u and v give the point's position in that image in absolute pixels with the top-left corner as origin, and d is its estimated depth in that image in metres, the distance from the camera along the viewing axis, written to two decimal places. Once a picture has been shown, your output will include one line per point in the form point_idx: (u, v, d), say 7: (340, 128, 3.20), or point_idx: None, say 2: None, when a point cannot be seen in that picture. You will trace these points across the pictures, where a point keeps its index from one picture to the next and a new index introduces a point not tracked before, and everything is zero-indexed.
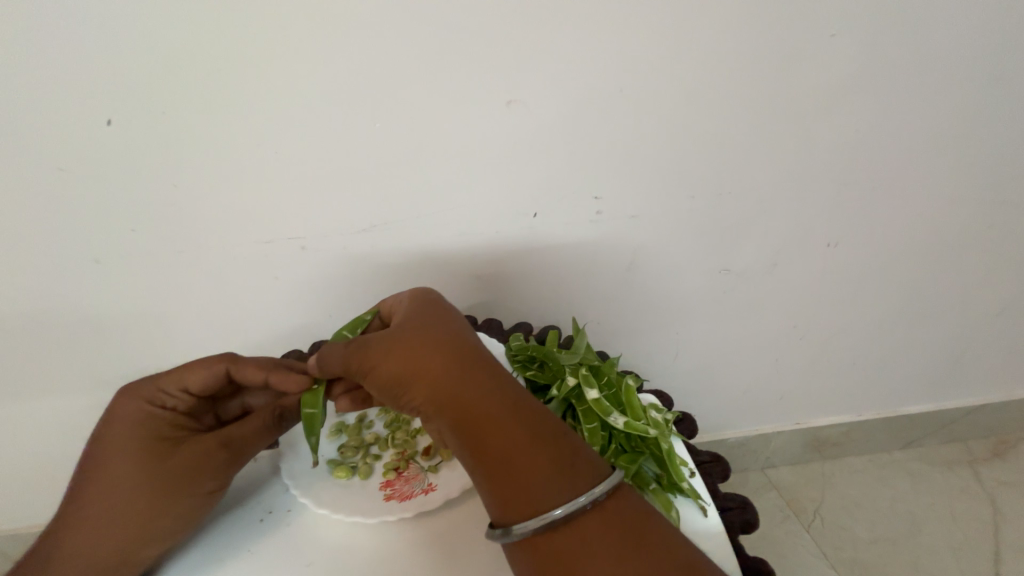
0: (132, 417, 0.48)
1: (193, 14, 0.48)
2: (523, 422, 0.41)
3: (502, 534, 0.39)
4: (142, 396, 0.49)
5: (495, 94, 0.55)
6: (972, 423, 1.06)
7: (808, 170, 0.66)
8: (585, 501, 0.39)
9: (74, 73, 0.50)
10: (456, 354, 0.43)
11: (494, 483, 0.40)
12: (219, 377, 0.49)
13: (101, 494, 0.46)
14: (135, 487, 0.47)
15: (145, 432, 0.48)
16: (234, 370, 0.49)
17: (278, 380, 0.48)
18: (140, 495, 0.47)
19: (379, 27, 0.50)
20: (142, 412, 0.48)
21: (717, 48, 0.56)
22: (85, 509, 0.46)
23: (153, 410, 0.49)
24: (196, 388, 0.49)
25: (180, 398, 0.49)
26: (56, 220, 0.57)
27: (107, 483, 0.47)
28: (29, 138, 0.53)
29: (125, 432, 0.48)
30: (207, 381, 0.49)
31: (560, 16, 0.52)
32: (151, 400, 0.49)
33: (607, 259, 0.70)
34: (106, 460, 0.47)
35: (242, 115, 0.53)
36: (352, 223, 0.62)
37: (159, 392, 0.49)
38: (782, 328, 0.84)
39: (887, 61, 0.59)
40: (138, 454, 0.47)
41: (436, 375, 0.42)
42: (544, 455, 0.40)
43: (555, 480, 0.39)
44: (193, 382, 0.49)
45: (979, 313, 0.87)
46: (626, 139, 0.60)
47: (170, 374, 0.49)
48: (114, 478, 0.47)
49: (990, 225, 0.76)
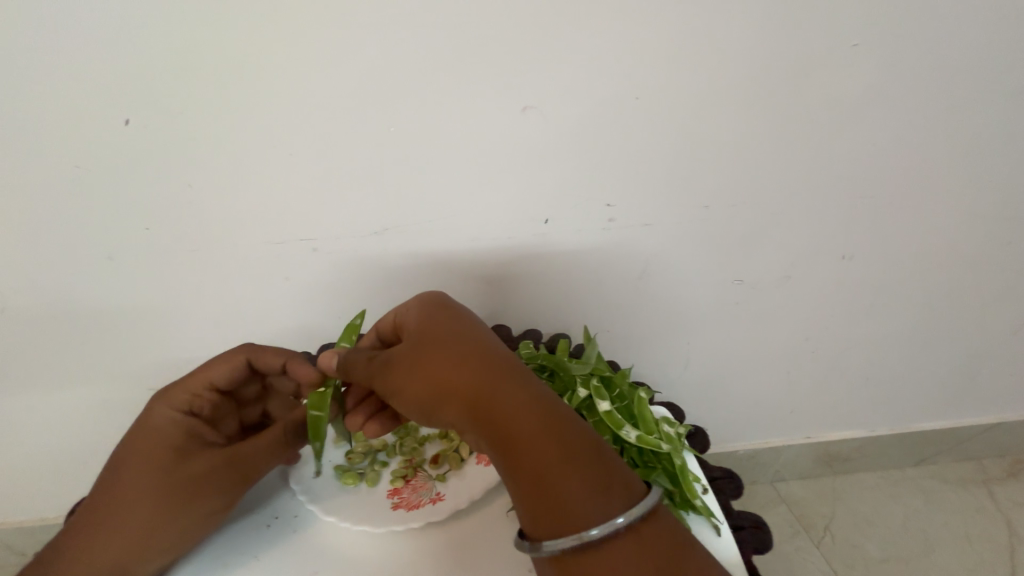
0: (160, 423, 0.50)
1: (212, 16, 0.49)
2: (556, 436, 0.40)
3: (532, 549, 0.39)
4: (169, 400, 0.51)
5: (510, 100, 0.55)
6: (988, 441, 1.03)
7: (825, 180, 0.65)
8: (624, 520, 0.38)
9: (96, 72, 0.50)
10: (484, 364, 0.43)
11: (522, 497, 0.40)
12: (241, 369, 0.51)
13: (120, 498, 0.48)
14: (151, 493, 0.47)
15: (169, 437, 0.50)
16: (254, 360, 0.51)
17: (293, 366, 0.49)
18: (153, 503, 0.47)
19: (396, 30, 0.50)
20: (169, 417, 0.50)
21: (734, 56, 0.55)
22: (104, 512, 0.47)
23: (178, 414, 0.50)
24: (221, 387, 0.52)
25: (206, 399, 0.51)
26: (72, 217, 0.58)
27: (126, 487, 0.48)
28: (50, 136, 0.53)
29: (151, 436, 0.49)
30: (230, 375, 0.51)
31: (577, 22, 0.52)
32: (178, 403, 0.51)
33: (618, 267, 0.69)
34: (129, 464, 0.49)
35: (257, 118, 0.54)
36: (364, 226, 0.62)
37: (186, 395, 0.51)
38: (795, 340, 0.82)
39: (908, 71, 0.58)
40: (159, 458, 0.49)
41: (459, 387, 0.42)
42: (577, 470, 0.39)
43: (590, 497, 0.38)
44: (218, 380, 0.51)
45: (998, 329, 0.85)
46: (641, 145, 0.59)
47: (195, 374, 0.51)
48: (133, 482, 0.48)
49: (1011, 240, 0.74)
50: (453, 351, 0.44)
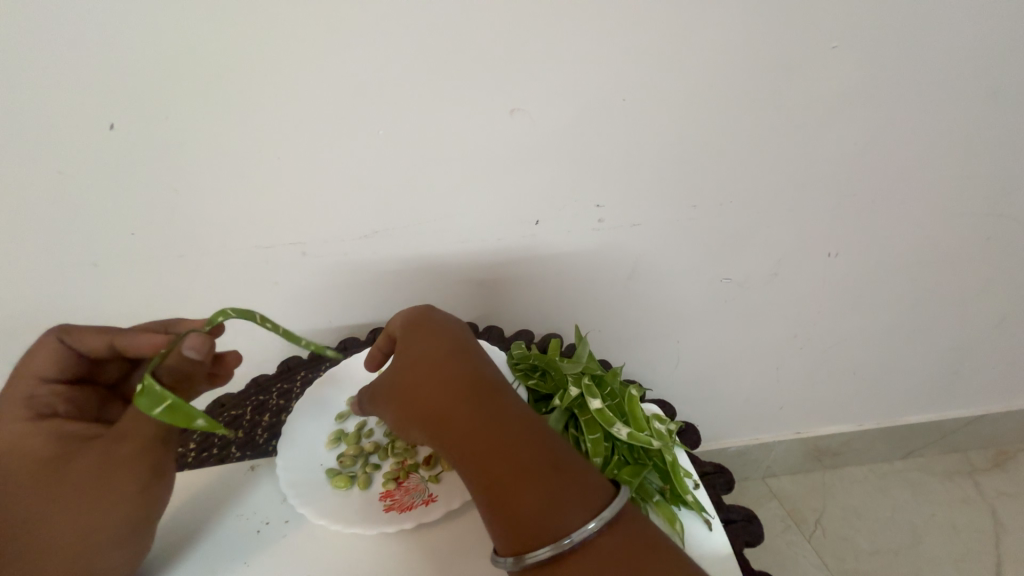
0: (14, 436, 0.44)
1: (199, 18, 0.48)
2: (522, 449, 0.40)
3: (510, 564, 0.39)
4: (9, 415, 0.45)
5: (498, 102, 0.55)
6: (973, 433, 1.05)
7: (809, 178, 0.66)
8: (597, 524, 0.38)
9: (78, 74, 0.50)
10: (451, 381, 0.43)
11: (498, 511, 0.39)
12: (63, 350, 0.48)
13: (25, 521, 0.42)
14: (66, 499, 0.42)
15: (26, 445, 0.44)
16: (67, 339, 0.48)
17: (120, 338, 0.47)
18: (78, 504, 0.43)
19: (385, 32, 0.50)
20: (15, 429, 0.44)
21: (719, 57, 0.56)
22: (14, 544, 0.42)
23: (22, 422, 0.45)
24: (52, 375, 0.47)
25: (43, 394, 0.47)
26: (54, 222, 0.57)
27: (30, 507, 0.42)
28: (31, 140, 0.52)
29: (11, 453, 0.43)
30: (56, 360, 0.48)
31: (566, 24, 0.52)
32: (22, 407, 0.46)
33: (609, 266, 0.70)
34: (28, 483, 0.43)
35: (243, 120, 0.53)
36: (355, 228, 0.62)
37: (23, 402, 0.46)
38: (783, 337, 0.83)
39: (887, 72, 0.60)
40: (47, 462, 0.43)
41: (433, 407, 0.43)
42: (548, 482, 0.39)
43: (563, 508, 0.39)
44: (47, 369, 0.47)
45: (980, 323, 0.87)
46: (630, 146, 0.60)
47: (21, 380, 0.47)
48: (31, 503, 0.42)
49: (989, 237, 0.76)
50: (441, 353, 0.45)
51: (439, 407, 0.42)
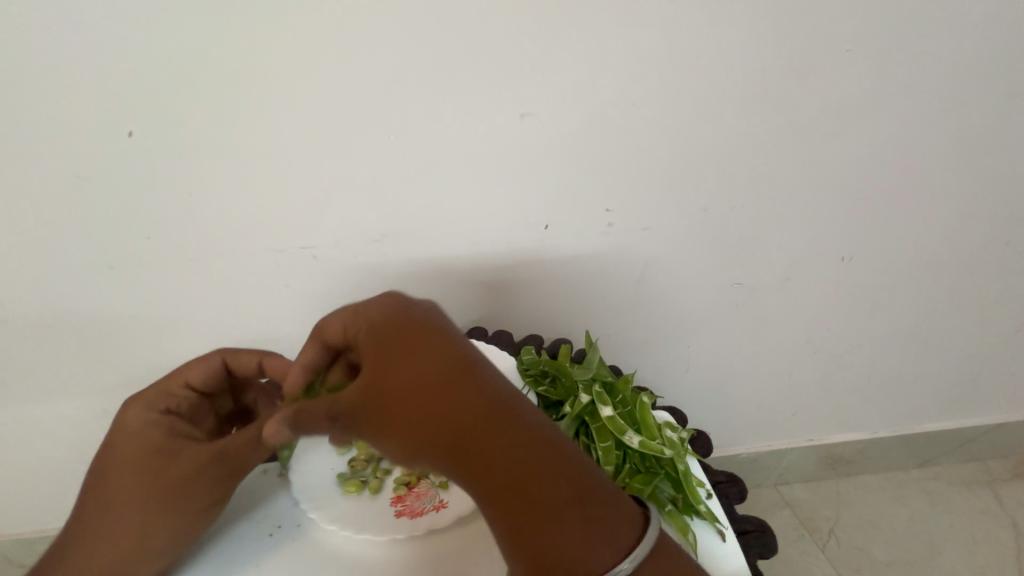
0: (139, 425, 0.47)
1: (214, 28, 0.49)
2: (557, 476, 0.36)
3: None
4: (147, 402, 0.48)
5: (508, 106, 0.55)
6: (991, 442, 1.03)
7: (822, 182, 0.65)
8: (632, 564, 0.35)
9: (97, 81, 0.51)
10: (479, 395, 0.37)
11: (520, 547, 0.35)
12: (221, 370, 0.51)
13: (99, 510, 0.46)
14: (139, 501, 0.46)
15: (144, 439, 0.47)
16: (233, 362, 0.51)
17: (269, 363, 0.51)
18: (144, 508, 0.46)
19: (395, 40, 0.51)
20: (139, 421, 0.47)
21: (729, 60, 0.56)
22: (91, 526, 0.46)
23: (152, 415, 0.48)
24: (196, 384, 0.51)
25: (182, 397, 0.50)
26: (72, 225, 0.58)
27: (104, 496, 0.46)
28: (52, 145, 0.53)
29: (125, 442, 0.47)
30: (210, 374, 0.51)
31: (574, 29, 0.52)
32: (167, 401, 0.49)
33: (618, 270, 0.69)
34: (116, 472, 0.46)
35: (256, 126, 0.54)
36: (364, 233, 0.62)
37: (159, 392, 0.49)
38: (796, 342, 0.82)
39: (900, 75, 0.59)
40: (138, 461, 0.46)
41: (449, 428, 0.36)
42: (580, 515, 0.35)
43: (591, 544, 0.35)
44: (196, 378, 0.50)
45: (999, 328, 0.85)
46: (639, 150, 0.60)
47: (173, 375, 0.50)
48: (110, 495, 0.46)
49: (1007, 241, 0.75)
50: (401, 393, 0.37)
51: (457, 425, 0.36)
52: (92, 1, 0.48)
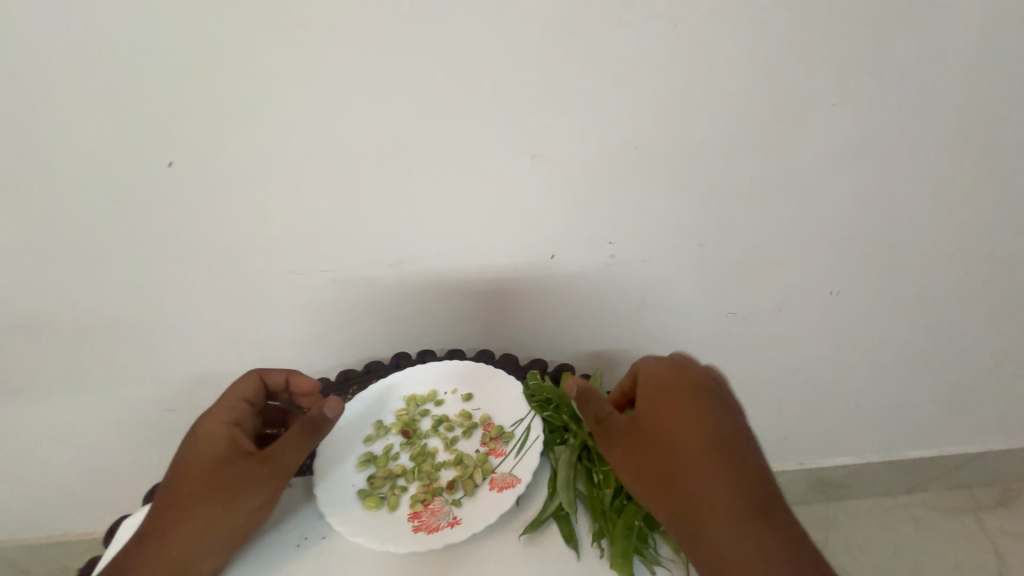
0: (206, 438, 0.52)
1: (250, 73, 0.53)
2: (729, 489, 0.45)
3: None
4: (213, 416, 0.53)
5: (521, 148, 0.60)
6: (977, 470, 1.06)
7: (811, 221, 0.70)
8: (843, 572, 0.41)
9: (139, 118, 0.54)
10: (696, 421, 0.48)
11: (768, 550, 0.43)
12: (261, 385, 0.55)
13: (163, 521, 0.49)
14: (197, 510, 0.49)
15: (208, 449, 0.51)
16: (271, 379, 0.56)
17: (298, 379, 0.56)
18: (203, 515, 0.49)
19: (420, 86, 0.55)
20: (205, 433, 0.52)
21: (727, 111, 0.60)
22: (153, 538, 0.49)
23: (214, 428, 0.52)
24: (247, 399, 0.54)
25: (237, 410, 0.54)
26: (109, 246, 0.62)
27: (168, 508, 0.49)
28: (95, 175, 0.57)
29: (192, 455, 0.51)
30: (255, 390, 0.55)
31: (585, 81, 0.56)
32: (227, 416, 0.53)
33: (619, 298, 0.74)
34: (181, 484, 0.50)
35: (284, 160, 0.58)
36: (381, 259, 0.66)
37: (217, 407, 0.53)
38: (787, 370, 0.86)
39: (886, 127, 0.63)
40: (200, 471, 0.50)
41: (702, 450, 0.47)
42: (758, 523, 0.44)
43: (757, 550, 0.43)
44: (245, 392, 0.54)
45: (981, 361, 0.89)
46: (641, 189, 0.64)
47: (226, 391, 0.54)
48: (173, 506, 0.49)
49: (988, 280, 0.79)
50: (670, 412, 0.49)
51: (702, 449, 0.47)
52: (137, 46, 0.51)
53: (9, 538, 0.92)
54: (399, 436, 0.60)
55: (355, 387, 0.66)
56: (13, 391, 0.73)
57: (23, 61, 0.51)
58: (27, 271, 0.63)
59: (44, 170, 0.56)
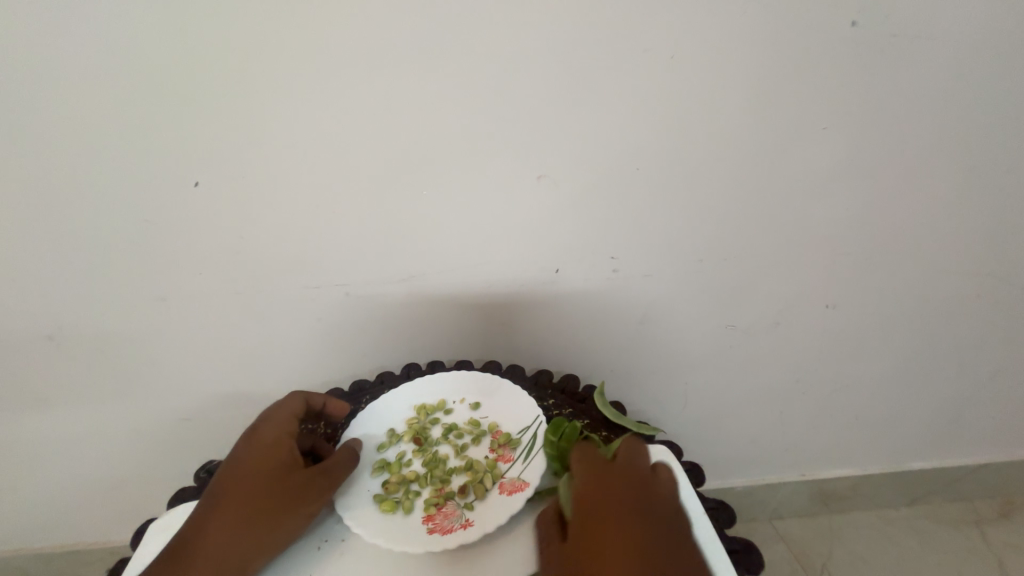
0: (266, 447, 0.54)
1: (274, 99, 0.56)
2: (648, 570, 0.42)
3: None
4: (271, 428, 0.56)
5: (528, 168, 0.63)
6: (977, 482, 1.06)
7: (805, 237, 0.72)
8: None
9: (168, 141, 0.58)
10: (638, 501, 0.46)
11: None
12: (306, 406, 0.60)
13: (218, 526, 0.50)
14: (256, 512, 0.50)
15: (270, 456, 0.54)
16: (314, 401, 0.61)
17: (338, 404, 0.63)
18: (263, 517, 0.50)
19: (431, 111, 0.58)
20: (264, 443, 0.54)
21: (721, 133, 0.63)
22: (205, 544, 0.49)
23: (274, 437, 0.55)
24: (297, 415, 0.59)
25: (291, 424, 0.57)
26: (134, 261, 0.65)
27: (223, 513, 0.51)
28: (124, 193, 0.61)
29: (249, 463, 0.53)
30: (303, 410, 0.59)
31: (587, 106, 0.60)
32: (282, 426, 0.56)
33: (622, 311, 0.76)
34: (239, 490, 0.52)
35: (302, 181, 0.61)
36: (392, 273, 0.69)
37: (271, 421, 0.57)
38: (787, 381, 0.88)
39: (874, 147, 0.66)
40: (264, 476, 0.52)
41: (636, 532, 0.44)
42: None
43: None
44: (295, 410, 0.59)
45: (977, 372, 0.90)
46: (642, 206, 0.67)
47: (274, 410, 0.58)
48: (227, 510, 0.51)
49: (979, 293, 0.81)
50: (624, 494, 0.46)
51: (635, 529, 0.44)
52: (170, 75, 0.54)
53: (18, 550, 0.93)
54: (411, 443, 0.62)
55: (368, 397, 0.68)
56: (33, 402, 0.75)
57: (62, 89, 0.54)
58: (55, 286, 0.66)
59: (78, 189, 0.60)
